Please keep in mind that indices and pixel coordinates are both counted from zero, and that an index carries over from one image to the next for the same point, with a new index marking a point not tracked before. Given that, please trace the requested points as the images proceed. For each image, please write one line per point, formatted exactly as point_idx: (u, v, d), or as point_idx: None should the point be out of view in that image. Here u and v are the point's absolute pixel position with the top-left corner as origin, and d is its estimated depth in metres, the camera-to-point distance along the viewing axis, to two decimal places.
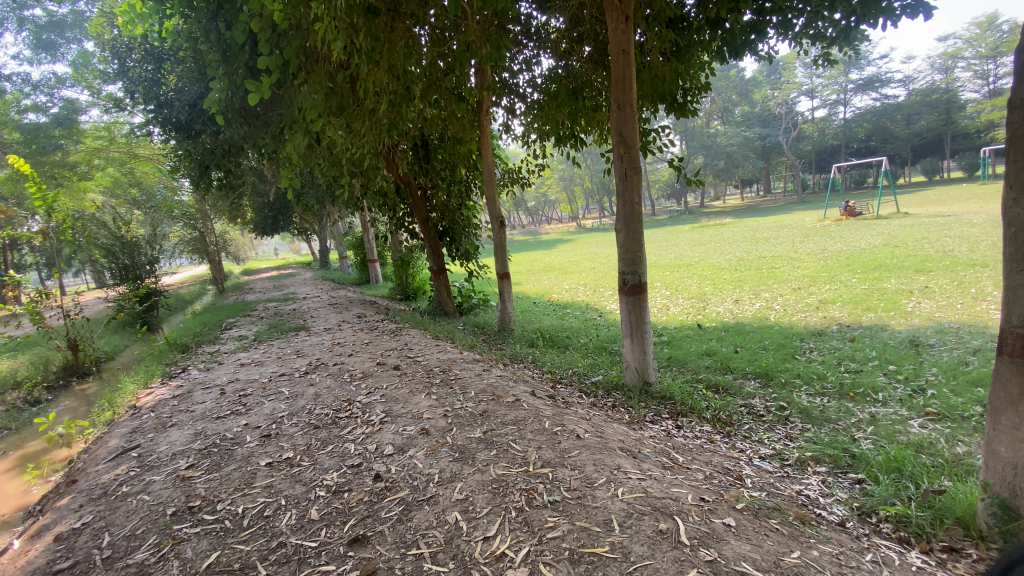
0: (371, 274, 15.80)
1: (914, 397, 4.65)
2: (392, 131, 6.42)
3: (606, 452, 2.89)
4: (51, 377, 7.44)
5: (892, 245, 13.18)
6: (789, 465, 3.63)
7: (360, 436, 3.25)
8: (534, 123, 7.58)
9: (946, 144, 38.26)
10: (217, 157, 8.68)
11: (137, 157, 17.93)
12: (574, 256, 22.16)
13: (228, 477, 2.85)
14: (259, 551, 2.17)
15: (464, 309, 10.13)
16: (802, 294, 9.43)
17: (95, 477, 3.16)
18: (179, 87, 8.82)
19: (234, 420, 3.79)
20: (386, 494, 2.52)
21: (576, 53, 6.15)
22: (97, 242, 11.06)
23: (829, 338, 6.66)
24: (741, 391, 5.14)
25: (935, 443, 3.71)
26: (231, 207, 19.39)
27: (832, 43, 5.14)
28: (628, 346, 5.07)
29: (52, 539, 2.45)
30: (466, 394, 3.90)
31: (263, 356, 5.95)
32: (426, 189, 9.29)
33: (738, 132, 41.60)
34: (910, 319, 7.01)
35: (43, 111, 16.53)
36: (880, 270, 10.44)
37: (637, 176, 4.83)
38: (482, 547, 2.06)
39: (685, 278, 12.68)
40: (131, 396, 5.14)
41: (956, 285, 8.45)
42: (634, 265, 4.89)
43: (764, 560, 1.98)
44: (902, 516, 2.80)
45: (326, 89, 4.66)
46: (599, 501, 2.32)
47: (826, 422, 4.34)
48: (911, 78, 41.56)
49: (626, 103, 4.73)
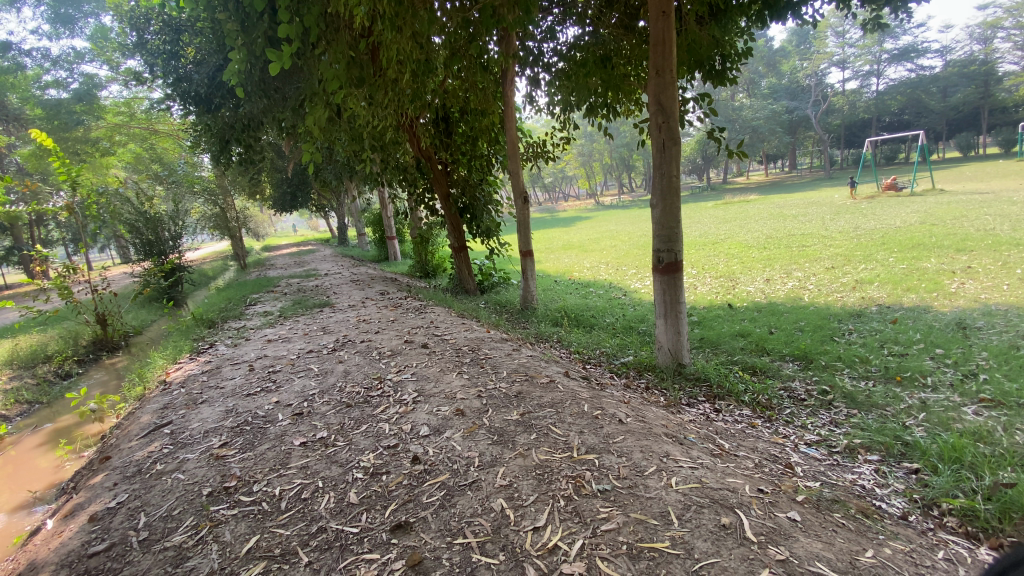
0: (390, 251, 15.75)
1: (965, 381, 4.41)
2: (413, 101, 6.22)
3: (652, 438, 2.76)
4: (82, 351, 7.55)
5: (929, 223, 12.64)
6: (838, 453, 3.45)
7: (394, 416, 3.16)
8: (557, 94, 7.27)
9: (983, 118, 36.64)
10: (236, 132, 8.34)
11: (157, 133, 17.98)
12: (595, 233, 21.85)
13: (262, 457, 2.78)
14: (299, 536, 2.09)
15: (485, 287, 10.00)
16: (837, 274, 9.05)
17: (128, 454, 3.13)
18: (196, 59, 8.64)
19: (264, 398, 3.74)
20: (426, 478, 2.42)
21: (604, 20, 5.82)
22: (122, 218, 11.15)
23: (869, 320, 6.38)
24: (779, 374, 4.96)
25: (994, 431, 3.45)
26: (251, 183, 19.40)
27: (886, 5, 4.68)
28: (662, 326, 4.88)
29: (87, 520, 2.41)
30: (498, 373, 3.80)
31: (289, 333, 5.91)
32: (447, 163, 9.07)
33: (765, 106, 40.15)
34: (955, 301, 6.68)
35: (64, 87, 16.63)
36: (919, 249, 9.99)
37: (676, 147, 4.56)
38: (533, 538, 1.94)
39: (712, 256, 12.36)
40: (161, 371, 5.18)
41: (1002, 265, 8.02)
42: (670, 242, 4.66)
43: (839, 561, 1.84)
44: (968, 509, 2.59)
45: (347, 59, 4.40)
46: (652, 492, 2.19)
47: (873, 408, 4.13)
48: (949, 48, 39.61)
49: (666, 69, 4.43)
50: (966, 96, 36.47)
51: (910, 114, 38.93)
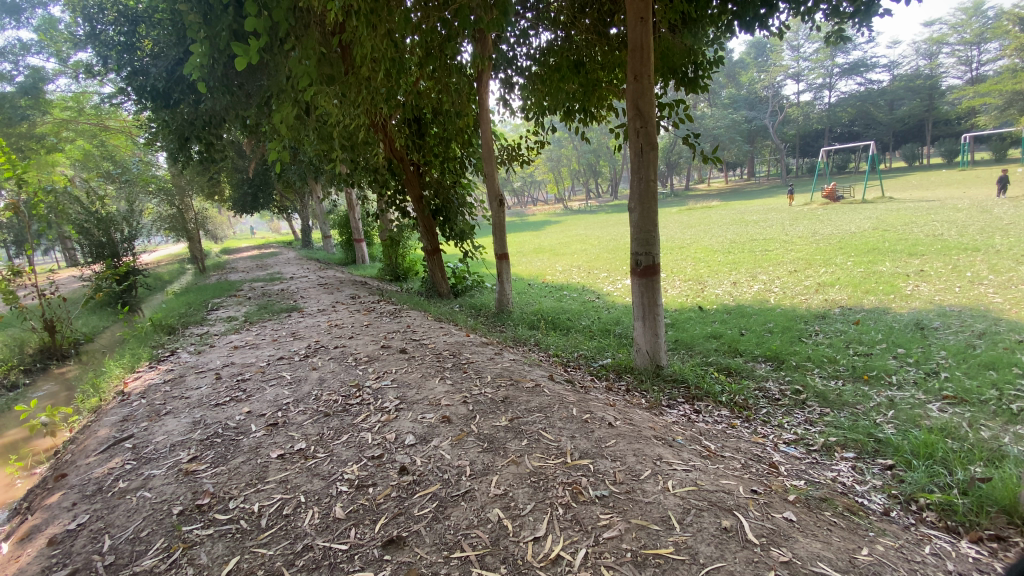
0: (358, 254, 15.37)
1: (928, 379, 4.60)
2: (386, 101, 6.02)
3: (643, 441, 2.73)
4: (28, 360, 7.01)
5: (881, 228, 13.30)
6: (816, 451, 3.51)
7: (377, 425, 3.04)
8: (530, 98, 7.19)
9: (927, 130, 38.94)
10: (196, 129, 7.92)
11: (109, 130, 17.08)
12: (564, 237, 22.05)
13: (237, 471, 2.62)
14: (284, 555, 1.96)
15: (459, 290, 9.89)
16: (800, 277, 9.37)
17: (86, 471, 2.88)
18: (155, 52, 8.21)
19: (235, 407, 3.54)
20: (415, 489, 2.32)
21: (577, 25, 5.81)
22: (70, 218, 10.46)
23: (833, 321, 6.61)
24: (754, 374, 5.05)
25: (961, 427, 3.61)
26: (210, 183, 18.62)
27: (849, 19, 4.78)
28: (640, 328, 4.88)
29: (45, 543, 2.21)
30: (483, 378, 3.72)
31: (257, 339, 5.64)
32: (419, 165, 8.88)
33: (726, 114, 41.41)
34: (911, 302, 7.01)
35: (8, 80, 15.61)
36: (874, 253, 10.46)
37: (653, 152, 4.58)
38: (534, 548, 1.89)
39: (680, 260, 12.62)
40: (118, 381, 4.85)
41: (952, 268, 8.46)
42: (647, 246, 4.68)
43: (840, 560, 1.86)
44: (945, 504, 2.67)
45: (318, 55, 4.11)
46: (651, 496, 2.16)
47: (845, 406, 4.24)
48: (895, 63, 42.04)
49: (643, 74, 4.43)
50: (911, 109, 38.71)
51: (860, 125, 41.05)
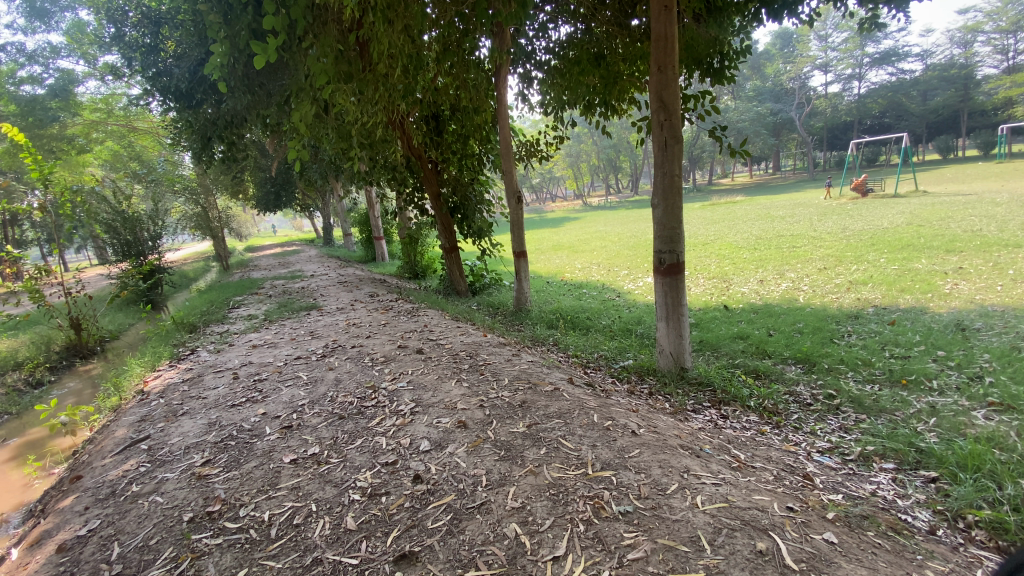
0: (377, 252, 15.41)
1: (971, 385, 4.32)
2: (402, 97, 5.93)
3: (669, 452, 2.58)
4: (54, 358, 7.16)
5: (915, 223, 12.74)
6: (853, 461, 3.30)
7: (391, 429, 2.96)
8: (549, 93, 7.05)
9: (963, 121, 37.46)
10: (217, 129, 7.97)
11: (135, 130, 17.49)
12: (584, 234, 21.86)
13: (249, 477, 2.56)
14: (292, 569, 1.89)
15: (477, 289, 9.83)
16: (830, 275, 9.02)
17: (101, 473, 2.88)
18: (177, 53, 8.27)
19: (250, 409, 3.51)
20: (429, 500, 2.23)
21: (597, 17, 5.60)
22: (97, 217, 10.69)
23: (867, 322, 6.31)
24: (783, 377, 4.83)
25: (1009, 436, 3.36)
26: (233, 182, 18.89)
27: (884, 4, 4.48)
28: (663, 329, 4.71)
29: (54, 550, 2.18)
30: (500, 381, 3.60)
31: (275, 338, 5.63)
32: (437, 162, 8.80)
33: (750, 107, 40.41)
34: (950, 302, 6.66)
35: (40, 83, 16.04)
36: (908, 250, 10.01)
37: (678, 145, 4.38)
38: (553, 568, 1.77)
39: (704, 257, 12.29)
40: (138, 380, 4.89)
41: (993, 266, 8.03)
42: (671, 244, 4.49)
43: None
44: (996, 521, 2.47)
45: (334, 52, 4.02)
46: (678, 513, 2.03)
47: (881, 413, 4.01)
48: (929, 52, 40.46)
49: (667, 65, 4.25)
50: (945, 99, 37.27)
51: (891, 117, 39.65)
